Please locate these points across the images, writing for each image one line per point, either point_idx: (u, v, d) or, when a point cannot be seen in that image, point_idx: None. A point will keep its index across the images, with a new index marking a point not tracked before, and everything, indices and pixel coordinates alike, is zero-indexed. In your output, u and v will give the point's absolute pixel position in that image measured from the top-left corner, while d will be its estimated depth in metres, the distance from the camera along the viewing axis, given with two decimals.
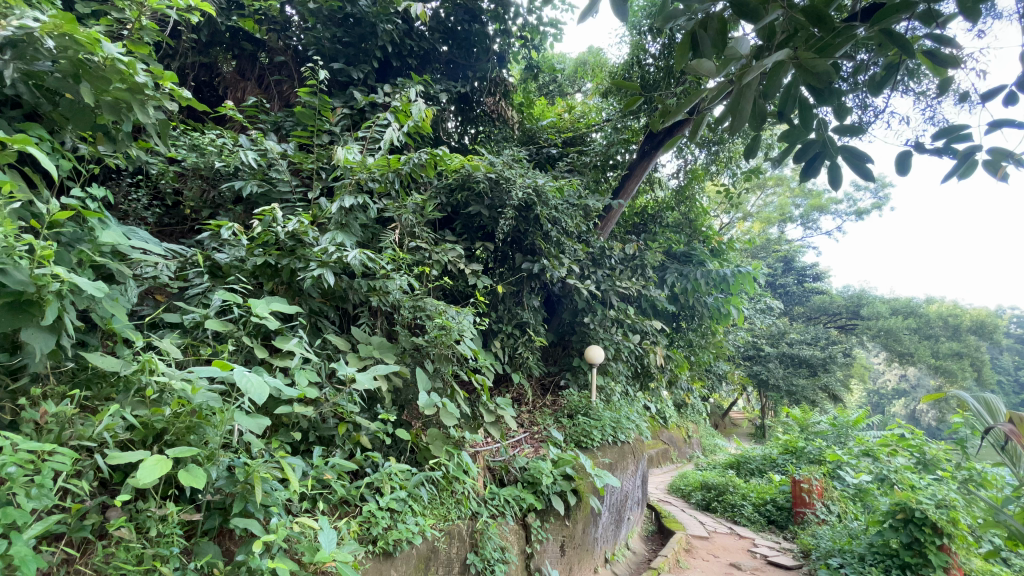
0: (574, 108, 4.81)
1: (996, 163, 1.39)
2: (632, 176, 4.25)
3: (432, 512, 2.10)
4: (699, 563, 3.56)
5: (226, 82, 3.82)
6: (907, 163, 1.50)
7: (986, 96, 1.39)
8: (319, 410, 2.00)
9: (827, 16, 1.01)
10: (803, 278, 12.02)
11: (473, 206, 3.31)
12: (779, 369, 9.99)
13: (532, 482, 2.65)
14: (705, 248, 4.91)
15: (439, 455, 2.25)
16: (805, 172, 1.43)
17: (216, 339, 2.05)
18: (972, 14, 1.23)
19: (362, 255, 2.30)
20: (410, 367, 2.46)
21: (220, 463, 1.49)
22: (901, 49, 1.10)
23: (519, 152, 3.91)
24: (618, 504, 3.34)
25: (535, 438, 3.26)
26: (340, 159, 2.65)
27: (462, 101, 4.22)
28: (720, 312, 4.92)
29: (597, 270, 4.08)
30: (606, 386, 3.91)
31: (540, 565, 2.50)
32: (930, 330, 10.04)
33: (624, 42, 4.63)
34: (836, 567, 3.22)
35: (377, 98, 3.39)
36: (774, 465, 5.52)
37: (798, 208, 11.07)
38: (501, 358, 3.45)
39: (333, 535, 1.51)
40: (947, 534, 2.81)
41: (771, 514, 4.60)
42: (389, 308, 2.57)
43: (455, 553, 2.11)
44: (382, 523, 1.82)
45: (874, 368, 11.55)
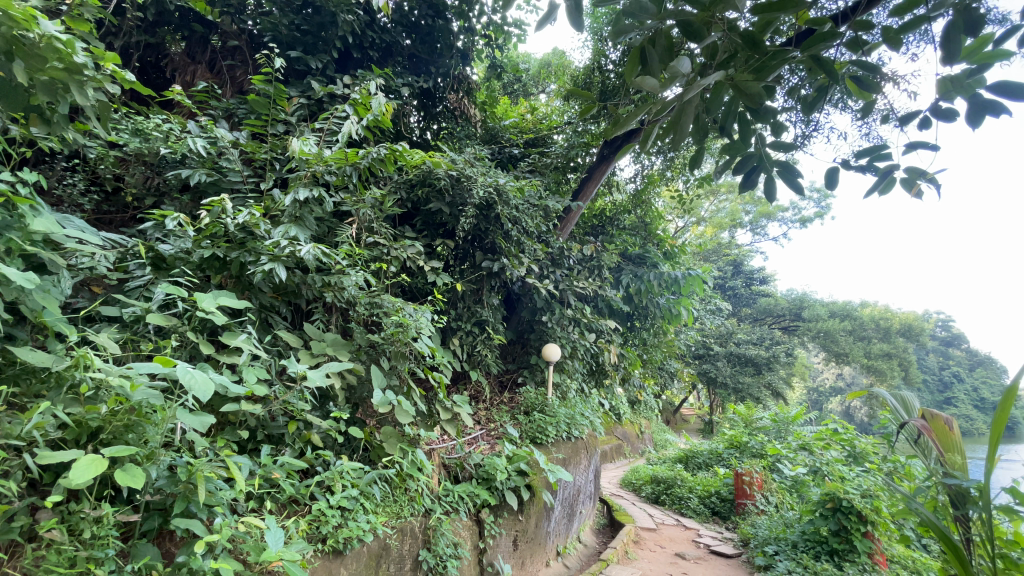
0: (537, 110, 4.80)
1: (912, 181, 1.52)
2: (591, 179, 4.32)
3: (384, 510, 2.10)
4: (647, 553, 3.69)
5: (174, 64, 3.63)
6: (835, 178, 1.62)
7: (903, 120, 1.52)
8: (268, 408, 1.96)
9: (762, 41, 1.08)
10: (751, 281, 12.68)
11: (433, 203, 3.31)
12: (726, 367, 10.48)
13: (487, 478, 2.68)
14: (659, 250, 5.08)
15: (393, 453, 2.25)
16: (743, 184, 1.52)
17: (157, 334, 1.98)
18: (895, 43, 1.33)
19: (316, 250, 2.26)
20: (365, 364, 2.44)
21: (161, 462, 1.45)
22: (828, 75, 1.19)
23: (481, 150, 3.92)
24: (570, 499, 3.41)
25: (491, 435, 3.31)
26: (295, 151, 2.59)
27: (425, 97, 4.19)
28: (671, 313, 5.09)
29: (555, 270, 4.15)
30: (562, 383, 3.98)
31: (492, 560, 2.54)
32: (863, 331, 10.66)
33: (587, 46, 4.73)
34: (771, 555, 3.41)
35: (337, 89, 3.31)
36: (720, 459, 5.78)
37: (748, 214, 11.61)
38: (459, 355, 3.46)
39: (280, 534, 1.49)
40: (870, 522, 3.04)
41: (715, 506, 4.83)
42: (344, 304, 2.53)
43: (407, 550, 2.12)
44: (332, 521, 1.82)
45: (814, 367, 12.23)
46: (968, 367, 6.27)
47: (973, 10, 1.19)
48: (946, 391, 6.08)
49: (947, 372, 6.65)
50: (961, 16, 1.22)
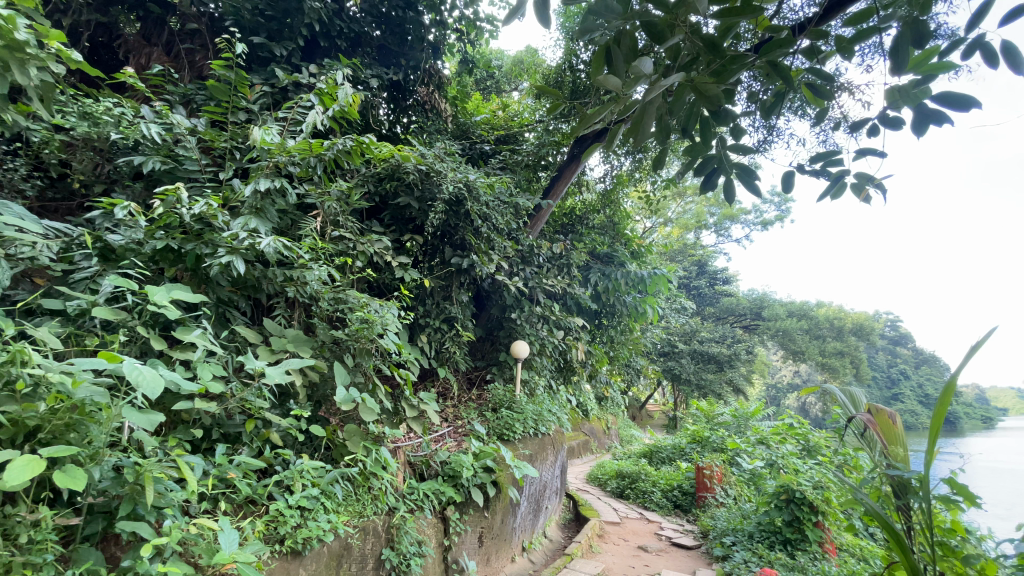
0: (508, 107, 4.79)
1: (861, 186, 1.59)
2: (561, 178, 4.35)
3: (346, 509, 2.06)
4: (610, 547, 3.76)
5: (128, 45, 3.45)
6: (791, 182, 1.69)
7: (854, 128, 1.59)
8: (224, 406, 1.90)
9: (721, 46, 1.10)
10: (714, 281, 13.06)
11: (402, 197, 3.26)
12: (689, 364, 10.78)
13: (453, 475, 2.66)
14: (626, 250, 5.16)
15: (356, 452, 2.21)
16: (703, 186, 1.56)
17: (104, 329, 1.88)
18: (847, 53, 1.38)
19: (277, 243, 2.18)
20: (328, 361, 2.38)
21: (105, 462, 1.38)
22: (784, 81, 1.23)
23: (451, 146, 3.88)
24: (536, 495, 3.43)
25: (458, 433, 3.29)
26: (257, 140, 2.49)
27: (394, 90, 4.12)
28: (638, 311, 5.17)
29: (525, 268, 4.14)
30: (530, 380, 4.00)
31: (456, 558, 2.53)
32: (818, 331, 11.12)
33: (559, 46, 4.76)
34: (729, 545, 3.52)
35: (302, 78, 3.21)
36: (683, 454, 5.93)
37: (712, 216, 11.92)
38: (427, 352, 3.44)
39: (234, 535, 1.45)
40: (821, 512, 3.19)
41: (677, 499, 4.96)
42: (308, 299, 2.46)
43: (369, 549, 2.08)
44: (290, 522, 1.77)
45: (772, 364, 12.68)
46: (914, 365, 6.63)
47: (920, 22, 1.25)
48: (893, 388, 6.42)
49: (895, 369, 7.02)
50: (908, 29, 1.27)
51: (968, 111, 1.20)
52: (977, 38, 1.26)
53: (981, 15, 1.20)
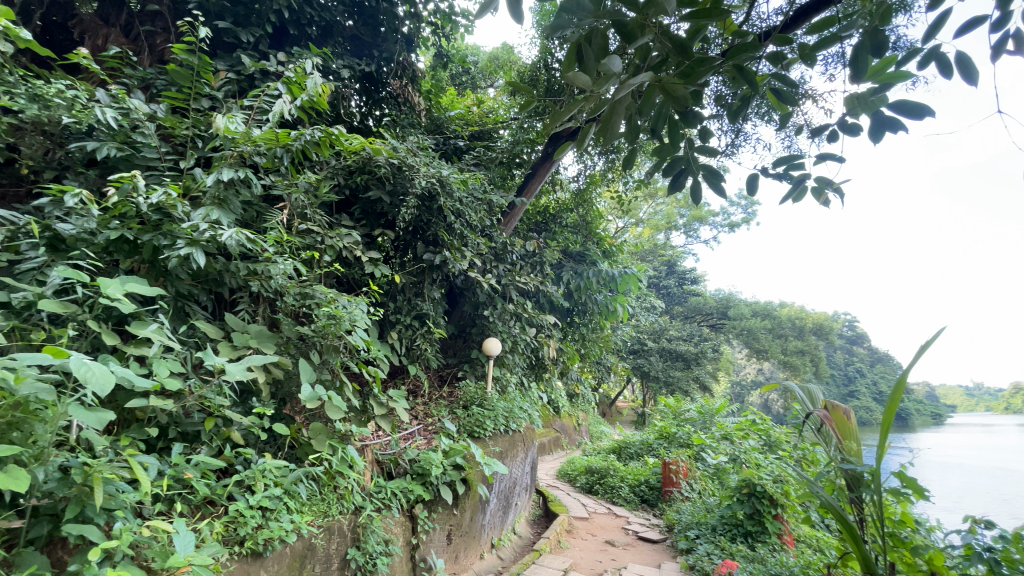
0: (483, 102, 4.69)
1: (821, 190, 1.65)
2: (536, 175, 4.34)
3: (310, 509, 2.02)
4: (578, 542, 3.80)
5: (84, 26, 3.28)
6: (755, 184, 1.73)
7: (815, 133, 1.64)
8: (181, 404, 1.83)
9: (690, 47, 1.11)
10: (683, 280, 13.36)
11: (373, 190, 3.21)
12: (658, 362, 10.99)
13: (422, 473, 2.64)
14: (598, 249, 5.21)
15: (321, 451, 2.16)
16: (671, 186, 1.59)
17: (52, 323, 1.79)
18: (810, 60, 1.42)
19: (240, 236, 2.10)
20: (293, 358, 2.32)
21: (51, 463, 1.30)
22: (750, 85, 1.25)
23: (425, 140, 3.83)
24: (506, 492, 3.43)
25: (428, 430, 3.27)
26: (220, 128, 2.40)
27: (367, 81, 4.04)
28: (609, 309, 5.23)
29: (498, 265, 4.12)
30: (502, 377, 4.00)
31: (424, 556, 2.51)
32: (781, 330, 11.48)
33: (535, 43, 4.76)
34: (693, 538, 3.61)
35: (269, 65, 3.11)
36: (650, 449, 6.05)
37: (682, 217, 12.17)
38: (397, 349, 3.39)
39: (190, 537, 1.40)
40: (780, 505, 3.30)
41: (644, 494, 5.06)
42: (272, 294, 2.40)
43: (334, 549, 2.05)
44: (251, 523, 1.73)
45: (737, 362, 13.05)
46: (870, 363, 6.93)
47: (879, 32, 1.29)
48: (849, 385, 6.70)
49: (852, 368, 7.33)
50: (869, 38, 1.32)
51: (922, 119, 1.26)
52: (932, 49, 1.31)
53: (936, 27, 1.26)
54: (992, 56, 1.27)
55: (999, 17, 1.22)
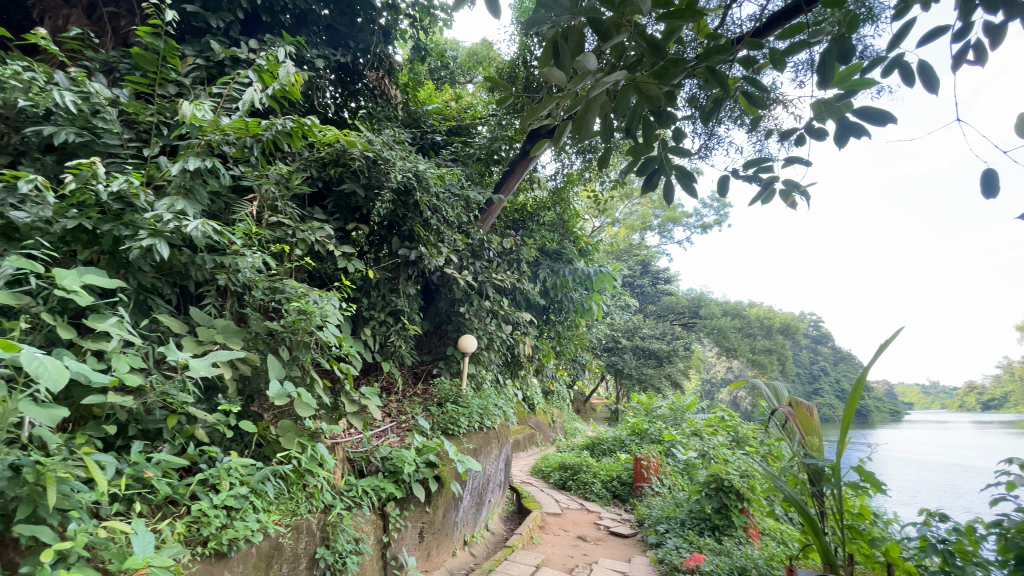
0: (461, 98, 4.70)
1: (788, 193, 1.70)
2: (513, 173, 4.33)
3: (277, 508, 1.98)
4: (551, 537, 3.83)
5: (43, 5, 3.13)
6: (726, 186, 1.77)
7: (783, 138, 1.68)
8: (142, 401, 1.76)
9: (664, 48, 1.13)
10: (657, 280, 13.59)
11: (347, 183, 3.15)
12: (632, 360, 11.16)
13: (394, 471, 2.62)
14: (575, 248, 5.24)
15: (289, 448, 2.11)
16: (645, 186, 1.61)
17: (3, 315, 1.70)
18: (779, 65, 1.45)
19: (206, 227, 2.03)
20: (262, 354, 2.27)
21: (1, 461, 1.24)
22: (722, 88, 1.28)
23: (401, 134, 3.78)
24: (479, 489, 3.43)
25: (402, 428, 3.24)
26: (186, 115, 2.31)
27: (343, 72, 3.97)
28: (584, 307, 5.28)
29: (475, 262, 4.09)
30: (477, 374, 3.98)
31: (396, 554, 2.48)
32: (750, 329, 11.80)
33: (514, 40, 4.75)
34: (662, 532, 3.69)
35: (240, 53, 3.02)
36: (623, 445, 6.14)
37: (657, 217, 12.36)
38: (371, 346, 3.35)
39: (150, 538, 1.35)
40: (746, 499, 3.40)
41: (615, 490, 5.13)
42: (240, 287, 2.33)
43: (302, 548, 2.01)
44: (215, 522, 1.68)
45: (708, 360, 13.35)
46: (833, 362, 7.18)
47: (845, 40, 1.33)
48: (814, 383, 6.93)
49: (817, 366, 7.59)
50: (835, 46, 1.36)
51: (884, 126, 1.30)
52: (895, 58, 1.36)
53: (900, 36, 1.31)
54: (953, 65, 1.33)
55: (960, 28, 1.27)
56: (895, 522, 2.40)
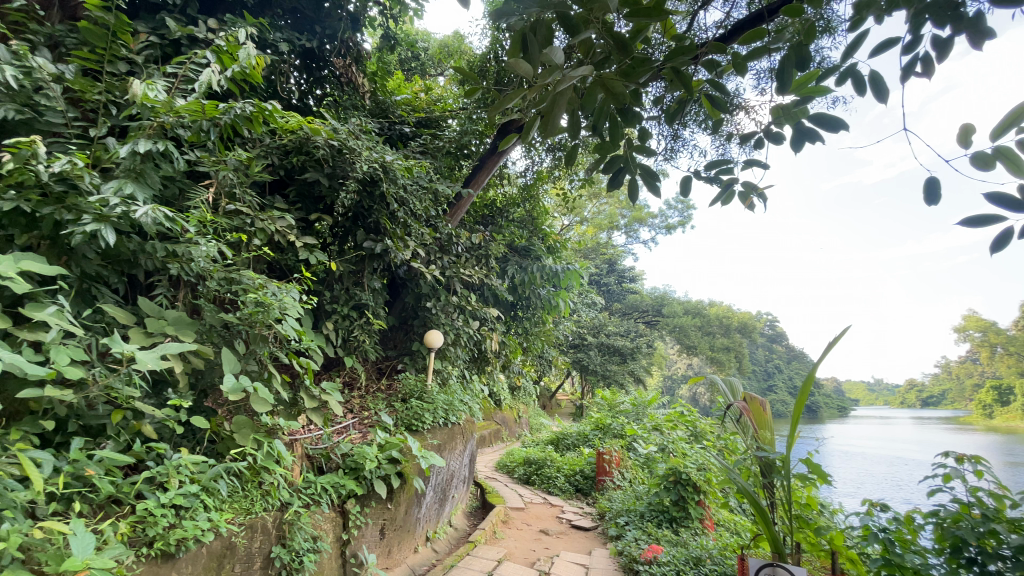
0: (431, 90, 4.65)
1: (746, 195, 1.75)
2: (483, 168, 4.30)
3: (230, 506, 1.91)
4: (513, 532, 3.85)
5: None
6: (688, 186, 1.81)
7: (743, 141, 1.73)
8: (84, 395, 1.66)
9: (630, 45, 1.13)
10: (623, 278, 13.83)
11: (310, 172, 3.05)
12: (597, 356, 11.35)
13: (355, 468, 2.57)
14: (543, 245, 5.26)
15: (244, 445, 2.04)
16: (611, 183, 1.62)
17: None
18: (741, 70, 1.49)
19: (157, 213, 1.93)
20: (216, 347, 2.18)
21: None
22: (686, 89, 1.30)
23: (368, 124, 3.69)
24: (443, 485, 3.40)
25: (364, 424, 3.19)
26: (137, 94, 2.19)
27: (308, 58, 3.87)
28: (551, 304, 5.30)
29: (443, 257, 4.04)
30: (443, 370, 3.94)
31: (355, 552, 2.44)
32: (709, 328, 12.17)
33: (486, 34, 4.71)
34: (623, 524, 3.76)
35: (198, 32, 2.87)
36: (586, 440, 6.22)
37: (624, 217, 12.57)
38: (333, 340, 3.27)
39: (91, 538, 1.28)
40: (702, 492, 3.50)
41: (578, 484, 5.20)
42: (194, 277, 2.23)
43: (257, 547, 1.95)
44: (162, 522, 1.61)
45: (670, 357, 13.69)
46: (786, 360, 7.49)
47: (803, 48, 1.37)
48: (768, 380, 7.22)
49: (772, 364, 7.90)
50: (794, 53, 1.41)
51: (837, 132, 1.36)
52: (849, 67, 1.42)
53: (855, 46, 1.36)
54: (902, 76, 1.40)
55: (909, 40, 1.34)
56: (839, 512, 2.52)
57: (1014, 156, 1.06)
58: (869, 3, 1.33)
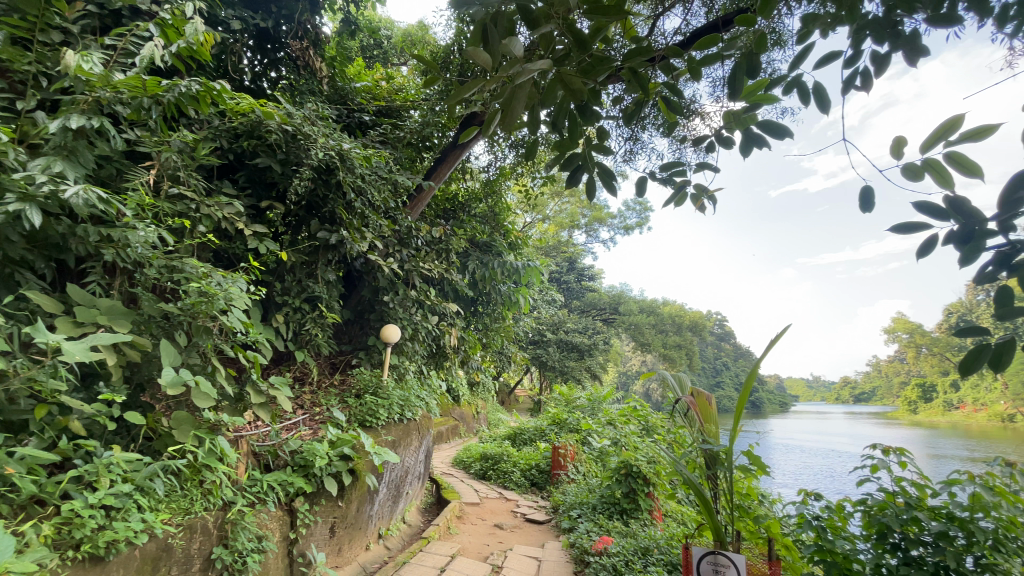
0: (393, 79, 4.52)
1: (698, 197, 1.81)
2: (445, 161, 4.24)
3: (168, 506, 1.82)
4: (468, 527, 3.85)
5: None
6: (643, 187, 1.85)
7: (695, 145, 1.79)
8: (4, 389, 1.54)
9: (590, 42, 1.14)
10: (582, 276, 14.04)
11: (261, 157, 2.93)
12: (555, 352, 11.50)
13: (304, 465, 2.49)
14: (504, 241, 5.26)
15: (184, 442, 1.94)
16: (569, 181, 1.63)
17: None
18: (696, 75, 1.53)
19: (90, 194, 1.80)
20: (154, 339, 2.06)
21: None
22: (643, 90, 1.32)
23: (325, 110, 3.57)
24: (397, 481, 3.36)
25: (315, 420, 3.10)
26: (69, 65, 2.02)
27: (262, 38, 3.69)
28: (511, 300, 5.31)
29: (402, 250, 3.96)
30: (400, 365, 3.88)
31: (303, 551, 2.38)
32: (663, 326, 12.55)
33: (451, 26, 4.65)
34: (575, 517, 3.84)
35: (141, 3, 2.69)
36: (543, 435, 6.30)
37: (584, 216, 12.75)
38: (283, 333, 3.16)
39: (10, 542, 1.16)
40: (652, 484, 3.62)
41: (534, 478, 5.26)
42: (131, 264, 2.08)
43: (195, 549, 1.87)
44: (91, 524, 1.51)
45: (626, 354, 14.03)
46: (733, 357, 7.84)
47: (753, 57, 1.42)
48: (717, 377, 7.53)
49: (720, 362, 8.24)
50: (745, 61, 1.46)
51: (782, 140, 1.43)
52: (795, 79, 1.49)
53: (800, 58, 1.43)
54: (844, 88, 1.48)
55: (850, 55, 1.42)
56: (778, 501, 2.66)
57: (941, 169, 1.13)
58: (815, 17, 1.39)
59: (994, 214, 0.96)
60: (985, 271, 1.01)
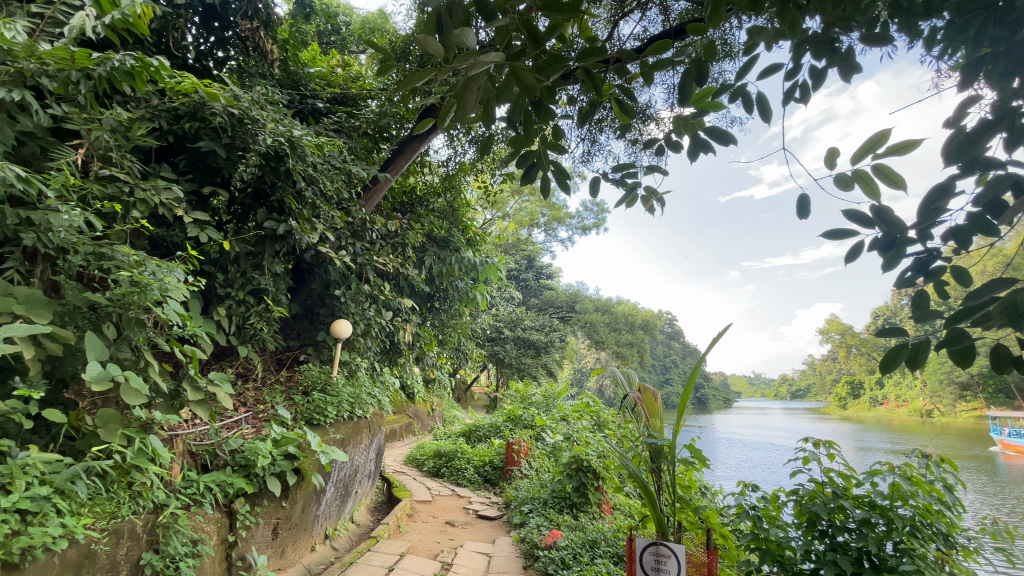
0: (350, 66, 4.40)
1: (648, 199, 1.87)
2: (402, 153, 4.15)
3: (92, 509, 1.70)
4: (419, 525, 3.81)
5: None
6: (596, 187, 1.89)
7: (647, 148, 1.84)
8: None
9: (544, 39, 1.14)
10: (540, 275, 14.15)
11: (204, 140, 2.77)
12: (512, 350, 11.55)
13: (245, 465, 2.39)
14: (462, 236, 5.21)
15: (111, 442, 1.82)
16: (523, 177, 1.64)
17: None
18: (649, 79, 1.57)
19: (7, 171, 1.65)
20: (80, 331, 1.91)
21: None
22: (596, 91, 1.33)
23: (275, 94, 3.42)
24: (345, 480, 3.27)
25: (258, 419, 2.97)
26: None
27: (209, 15, 3.49)
28: (468, 297, 5.27)
29: (355, 243, 3.84)
30: (350, 361, 3.77)
31: (243, 554, 2.28)
32: (617, 324, 12.85)
33: (411, 16, 4.56)
34: (526, 513, 3.87)
35: None
36: (497, 431, 6.31)
37: (544, 215, 12.84)
38: (226, 327, 3.01)
39: None
40: (601, 478, 3.71)
41: (487, 474, 5.26)
42: (53, 250, 1.92)
43: (122, 555, 1.78)
44: (2, 530, 1.38)
45: (581, 351, 14.27)
46: (683, 355, 8.12)
47: (703, 64, 1.47)
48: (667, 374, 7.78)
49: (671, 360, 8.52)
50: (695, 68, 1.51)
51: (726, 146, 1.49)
52: (741, 88, 1.56)
53: (746, 68, 1.50)
54: (784, 99, 1.55)
55: (791, 68, 1.50)
56: (718, 493, 2.78)
57: (868, 180, 1.21)
58: (760, 30, 1.46)
59: (915, 223, 1.04)
60: (905, 276, 1.09)
